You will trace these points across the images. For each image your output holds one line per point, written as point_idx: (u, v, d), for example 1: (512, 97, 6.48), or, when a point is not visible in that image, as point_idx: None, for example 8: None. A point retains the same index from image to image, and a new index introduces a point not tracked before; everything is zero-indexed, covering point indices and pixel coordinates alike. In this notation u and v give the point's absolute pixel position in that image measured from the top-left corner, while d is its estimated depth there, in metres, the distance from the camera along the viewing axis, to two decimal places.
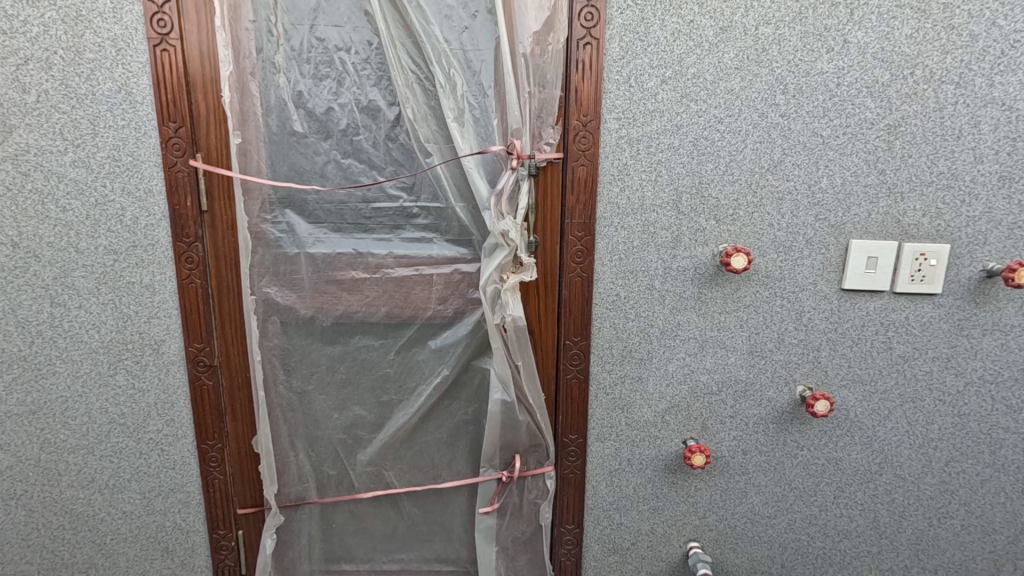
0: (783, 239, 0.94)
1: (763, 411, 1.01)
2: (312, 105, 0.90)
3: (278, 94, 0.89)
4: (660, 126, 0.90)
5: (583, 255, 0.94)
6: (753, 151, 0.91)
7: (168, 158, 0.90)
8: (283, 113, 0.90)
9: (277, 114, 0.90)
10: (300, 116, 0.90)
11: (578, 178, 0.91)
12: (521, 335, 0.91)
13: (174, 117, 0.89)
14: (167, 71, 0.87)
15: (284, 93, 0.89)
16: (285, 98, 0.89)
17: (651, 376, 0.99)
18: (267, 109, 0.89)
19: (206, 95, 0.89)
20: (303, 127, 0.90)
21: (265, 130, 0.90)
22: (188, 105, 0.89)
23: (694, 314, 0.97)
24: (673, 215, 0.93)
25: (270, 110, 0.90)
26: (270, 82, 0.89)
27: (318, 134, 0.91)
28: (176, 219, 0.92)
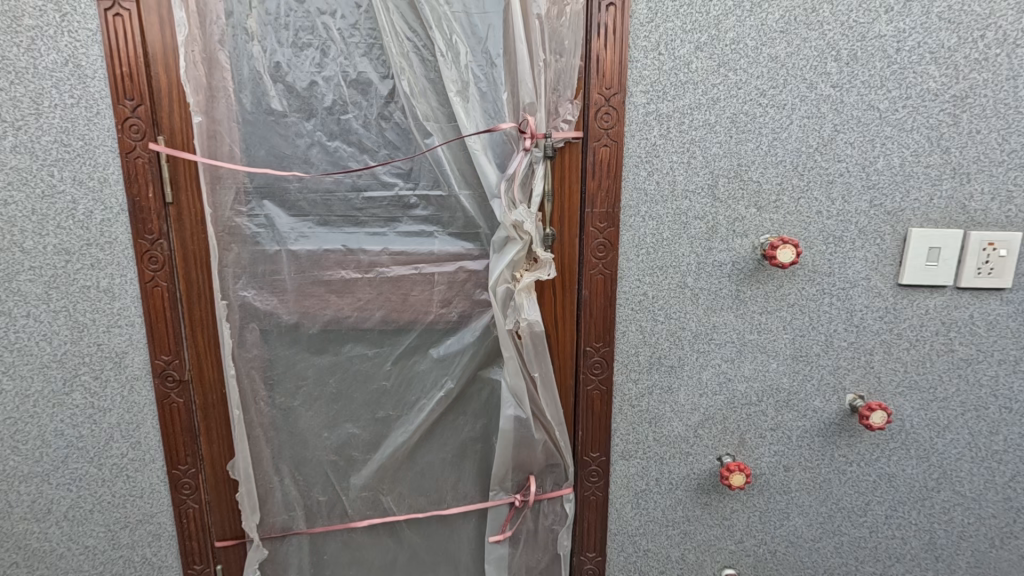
0: (833, 228, 0.82)
1: (808, 423, 0.89)
2: (292, 78, 0.77)
3: (252, 65, 0.76)
4: (694, 101, 0.79)
5: (606, 249, 0.82)
6: (800, 128, 0.79)
7: (125, 142, 0.78)
8: (258, 87, 0.77)
9: (251, 88, 0.77)
10: (278, 92, 0.78)
11: (600, 161, 0.79)
12: (537, 341, 0.79)
13: (132, 95, 0.77)
14: (121, 40, 0.75)
15: (258, 64, 0.76)
16: (260, 70, 0.77)
17: (682, 386, 0.88)
18: (239, 83, 0.77)
19: (168, 67, 0.76)
20: (282, 104, 0.78)
21: (238, 109, 0.78)
22: (147, 80, 0.76)
23: (732, 315, 0.85)
24: (709, 203, 0.82)
25: (242, 84, 0.77)
26: (242, 51, 0.76)
27: (299, 113, 0.79)
28: (137, 212, 0.80)
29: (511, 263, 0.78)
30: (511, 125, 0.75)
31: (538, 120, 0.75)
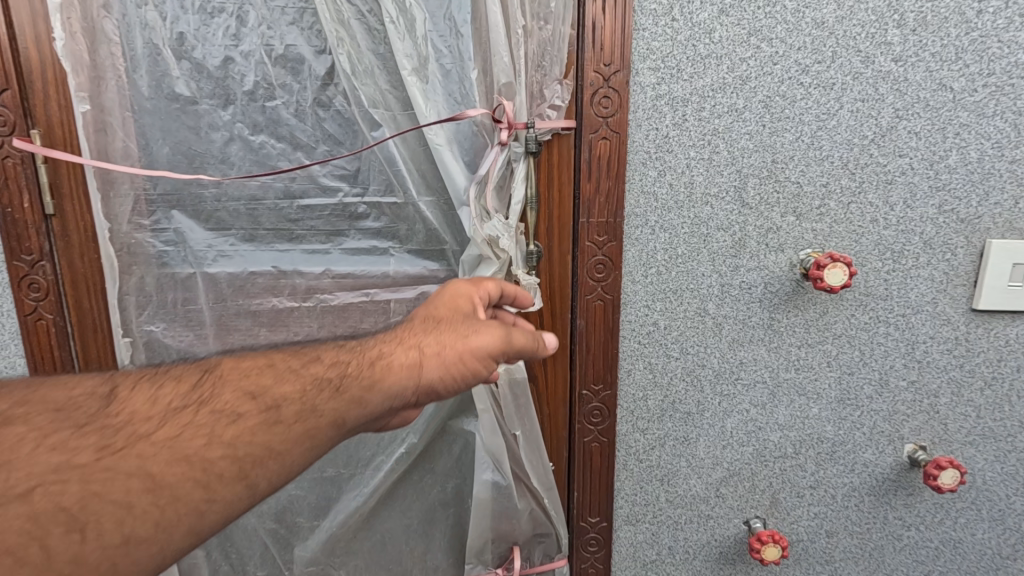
0: (890, 241, 0.65)
1: (857, 479, 0.72)
2: (199, 54, 0.60)
3: (149, 38, 0.59)
4: (716, 80, 0.62)
5: (605, 269, 0.65)
6: (851, 114, 0.62)
7: None
8: (157, 66, 0.60)
9: (147, 67, 0.60)
10: (184, 72, 0.60)
11: (598, 158, 0.62)
12: (517, 388, 0.63)
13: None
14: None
15: (156, 34, 0.59)
16: (158, 44, 0.59)
17: (701, 436, 0.71)
18: (132, 61, 0.60)
19: (38, 39, 0.59)
20: (190, 87, 0.61)
21: (133, 93, 0.60)
22: (9, 55, 0.58)
23: (763, 349, 0.69)
24: (735, 210, 0.65)
25: (136, 62, 0.60)
26: (134, 18, 0.59)
27: (212, 98, 0.61)
28: (7, 227, 0.62)
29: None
30: (482, 111, 0.58)
31: (517, 105, 0.58)
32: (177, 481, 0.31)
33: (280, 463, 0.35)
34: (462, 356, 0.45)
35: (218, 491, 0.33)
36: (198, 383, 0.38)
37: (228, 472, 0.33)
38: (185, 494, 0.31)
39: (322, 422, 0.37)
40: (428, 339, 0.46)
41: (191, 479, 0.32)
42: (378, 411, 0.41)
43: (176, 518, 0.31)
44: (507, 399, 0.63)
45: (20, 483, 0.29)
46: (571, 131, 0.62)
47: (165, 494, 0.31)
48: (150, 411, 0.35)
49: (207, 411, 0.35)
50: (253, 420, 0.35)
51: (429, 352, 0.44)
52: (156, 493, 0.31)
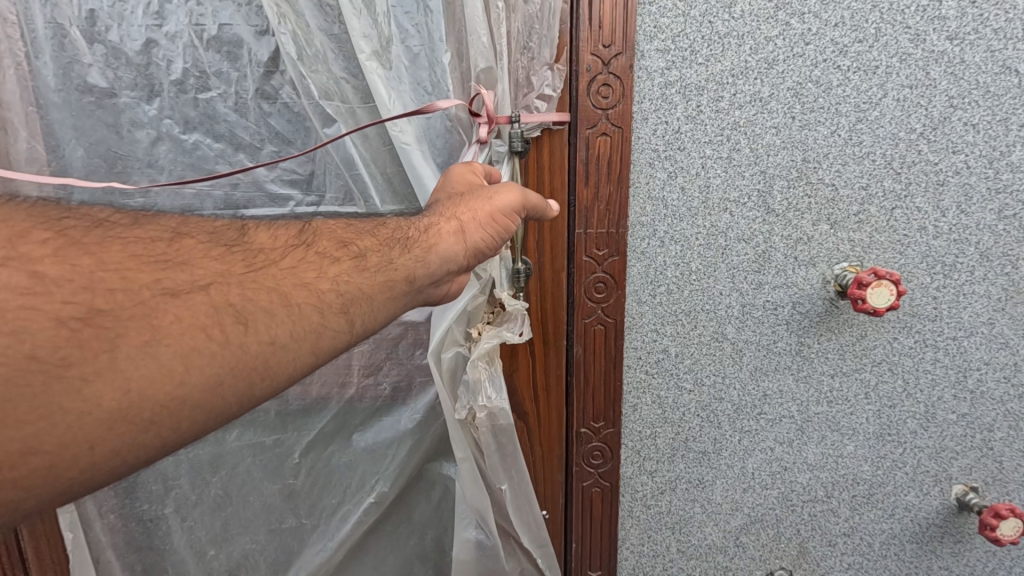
0: (940, 252, 0.56)
1: (897, 526, 0.63)
2: (113, 35, 0.49)
3: (50, 15, 0.48)
4: (737, 64, 0.52)
5: (606, 288, 0.55)
6: (897, 103, 0.52)
7: None
8: (61, 51, 0.49)
9: (49, 52, 0.49)
10: (96, 57, 0.50)
11: (597, 158, 0.52)
12: (502, 432, 0.53)
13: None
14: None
15: (58, 11, 0.48)
16: (60, 23, 0.49)
17: (718, 478, 0.62)
18: (30, 45, 0.49)
19: None
20: (104, 76, 0.50)
21: (34, 84, 0.50)
22: None
23: (790, 378, 0.59)
24: (759, 217, 0.55)
25: (35, 45, 0.49)
26: None
27: (132, 90, 0.51)
28: None
29: (463, 315, 0.51)
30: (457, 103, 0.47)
31: (500, 95, 0.48)
32: (298, 305, 0.31)
33: (372, 307, 0.35)
34: (490, 216, 0.42)
35: (334, 320, 0.32)
36: (303, 231, 0.36)
37: (334, 306, 0.33)
38: (302, 317, 0.31)
39: (395, 275, 0.37)
40: (460, 202, 0.42)
41: (309, 308, 0.31)
42: (440, 273, 0.40)
43: (304, 334, 0.30)
44: (491, 445, 0.53)
45: (185, 279, 0.28)
46: (565, 125, 0.51)
47: (289, 312, 0.30)
48: (265, 245, 0.33)
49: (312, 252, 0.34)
50: (339, 264, 0.34)
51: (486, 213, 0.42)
52: (288, 310, 0.30)
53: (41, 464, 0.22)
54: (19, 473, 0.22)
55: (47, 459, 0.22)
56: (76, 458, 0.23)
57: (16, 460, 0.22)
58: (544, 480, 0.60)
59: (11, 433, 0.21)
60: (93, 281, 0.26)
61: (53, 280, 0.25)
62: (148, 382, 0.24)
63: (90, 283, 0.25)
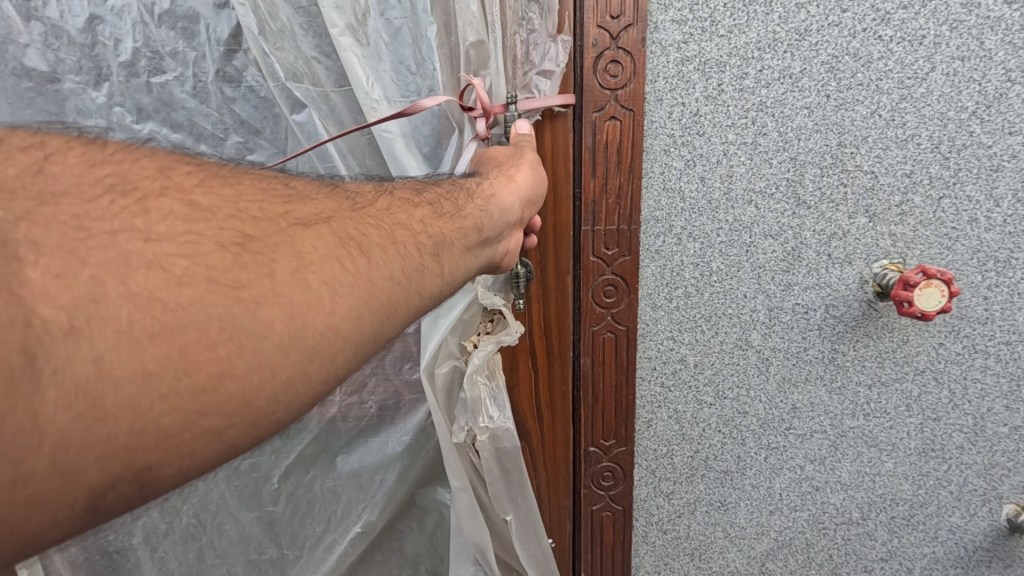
0: (993, 247, 0.49)
1: (939, 549, 0.57)
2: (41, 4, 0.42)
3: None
4: (764, 35, 0.45)
5: (616, 292, 0.49)
6: (947, 77, 0.46)
7: None
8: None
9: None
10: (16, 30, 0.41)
11: (605, 146, 0.46)
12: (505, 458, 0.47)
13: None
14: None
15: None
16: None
17: (742, 500, 0.56)
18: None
19: None
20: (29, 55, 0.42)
21: None
22: None
23: (822, 390, 0.53)
24: (788, 210, 0.49)
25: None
26: None
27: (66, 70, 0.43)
28: None
29: (459, 326, 0.45)
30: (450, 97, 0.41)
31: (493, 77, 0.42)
32: (404, 243, 0.27)
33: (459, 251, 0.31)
34: (532, 168, 0.40)
35: (441, 256, 0.29)
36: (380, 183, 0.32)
37: (428, 246, 0.29)
38: (410, 255, 0.27)
39: (476, 221, 0.33)
40: (500, 159, 0.39)
41: (419, 242, 0.28)
42: (504, 226, 0.36)
43: (411, 271, 0.27)
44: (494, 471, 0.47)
45: (312, 210, 0.25)
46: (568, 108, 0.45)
47: (398, 250, 0.27)
48: (351, 187, 0.30)
49: (400, 191, 0.32)
50: (424, 208, 0.31)
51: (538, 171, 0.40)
52: (397, 248, 0.27)
53: (229, 385, 0.19)
54: (214, 401, 0.19)
55: (237, 386, 0.19)
56: (253, 395, 0.20)
57: (206, 390, 0.19)
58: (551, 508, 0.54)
59: (203, 356, 0.19)
60: (235, 208, 0.22)
61: (202, 207, 0.22)
62: (307, 310, 0.21)
63: (235, 209, 0.22)
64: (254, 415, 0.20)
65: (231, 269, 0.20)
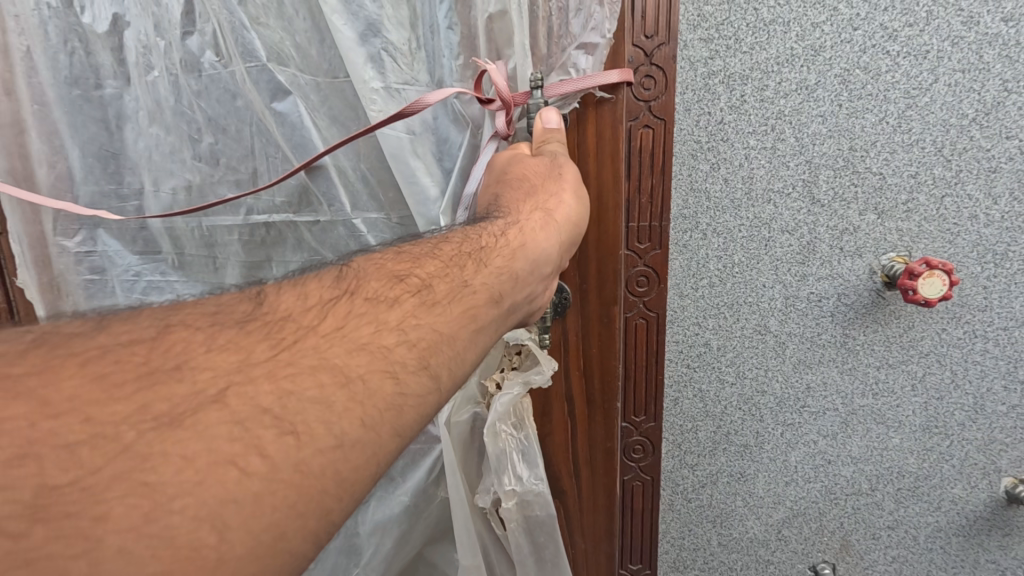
0: (991, 240, 0.54)
1: (942, 519, 0.62)
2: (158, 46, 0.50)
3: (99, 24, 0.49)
4: (782, 51, 0.51)
5: (648, 282, 0.55)
6: (948, 87, 0.51)
7: None
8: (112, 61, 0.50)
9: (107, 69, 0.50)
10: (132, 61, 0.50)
11: (639, 151, 0.51)
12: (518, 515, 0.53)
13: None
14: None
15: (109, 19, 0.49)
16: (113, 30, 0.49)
17: (761, 471, 0.61)
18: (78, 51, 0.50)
19: None
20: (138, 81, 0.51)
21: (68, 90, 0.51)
22: None
23: (834, 371, 0.58)
24: (804, 209, 0.54)
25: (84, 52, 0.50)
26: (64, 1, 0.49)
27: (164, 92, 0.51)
28: None
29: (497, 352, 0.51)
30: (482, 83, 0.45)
31: (516, 75, 0.47)
32: (369, 375, 0.27)
33: (449, 350, 0.31)
34: (576, 193, 0.45)
35: (441, 350, 0.31)
36: (342, 278, 0.32)
37: (410, 362, 0.29)
38: (378, 391, 0.27)
39: (479, 298, 0.34)
40: (489, 234, 0.38)
41: (408, 346, 0.29)
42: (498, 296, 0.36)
43: (383, 410, 0.27)
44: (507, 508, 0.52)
45: (244, 371, 0.24)
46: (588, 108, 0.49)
47: (358, 390, 0.26)
48: (319, 293, 0.30)
49: (385, 274, 0.32)
50: (407, 304, 0.31)
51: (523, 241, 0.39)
52: (363, 386, 0.26)
53: (231, 563, 0.20)
54: None
55: None
56: None
57: None
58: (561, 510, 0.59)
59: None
60: (161, 397, 0.22)
61: (117, 409, 0.21)
62: (266, 505, 0.22)
63: (161, 404, 0.22)
64: (273, 569, 0.22)
65: (203, 452, 0.21)
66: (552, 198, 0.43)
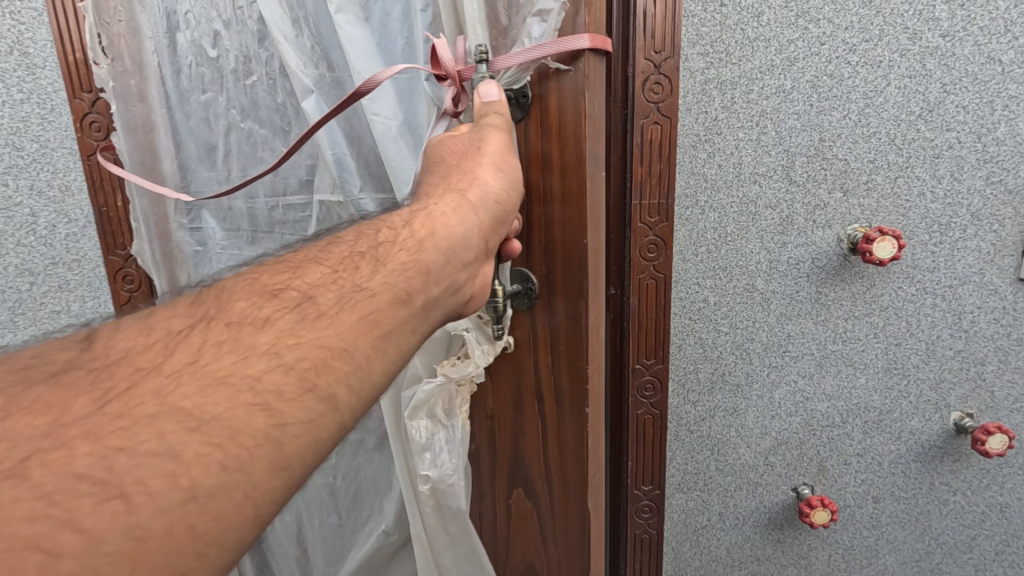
0: (937, 214, 0.67)
1: (903, 448, 0.75)
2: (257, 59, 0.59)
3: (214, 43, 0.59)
4: (765, 62, 0.64)
5: (657, 249, 0.68)
6: (898, 90, 0.64)
7: (86, 144, 0.66)
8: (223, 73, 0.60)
9: (217, 78, 0.61)
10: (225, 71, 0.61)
11: (650, 142, 0.65)
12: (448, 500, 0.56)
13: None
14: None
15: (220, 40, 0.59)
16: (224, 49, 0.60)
17: (750, 406, 0.74)
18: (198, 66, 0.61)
19: None
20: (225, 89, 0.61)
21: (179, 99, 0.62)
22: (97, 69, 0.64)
23: (810, 322, 0.71)
24: (784, 188, 0.67)
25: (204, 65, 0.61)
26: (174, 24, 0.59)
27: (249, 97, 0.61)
28: (105, 224, 0.69)
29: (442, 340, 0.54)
30: (427, 68, 0.46)
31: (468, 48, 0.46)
32: (230, 408, 0.26)
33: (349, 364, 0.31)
34: (496, 168, 0.44)
35: (332, 366, 0.30)
36: (203, 303, 0.32)
37: (290, 389, 0.28)
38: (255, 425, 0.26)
39: (381, 300, 0.34)
40: (410, 228, 0.40)
41: (284, 370, 0.29)
42: (398, 281, 0.36)
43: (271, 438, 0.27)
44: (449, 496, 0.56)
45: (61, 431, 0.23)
46: (535, 78, 0.46)
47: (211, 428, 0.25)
48: (174, 324, 0.30)
49: (256, 292, 0.33)
50: (286, 316, 0.31)
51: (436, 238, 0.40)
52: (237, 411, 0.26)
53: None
54: None
55: None
56: None
57: None
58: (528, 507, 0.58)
59: None
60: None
61: None
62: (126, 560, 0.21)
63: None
64: None
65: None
66: (467, 175, 0.43)
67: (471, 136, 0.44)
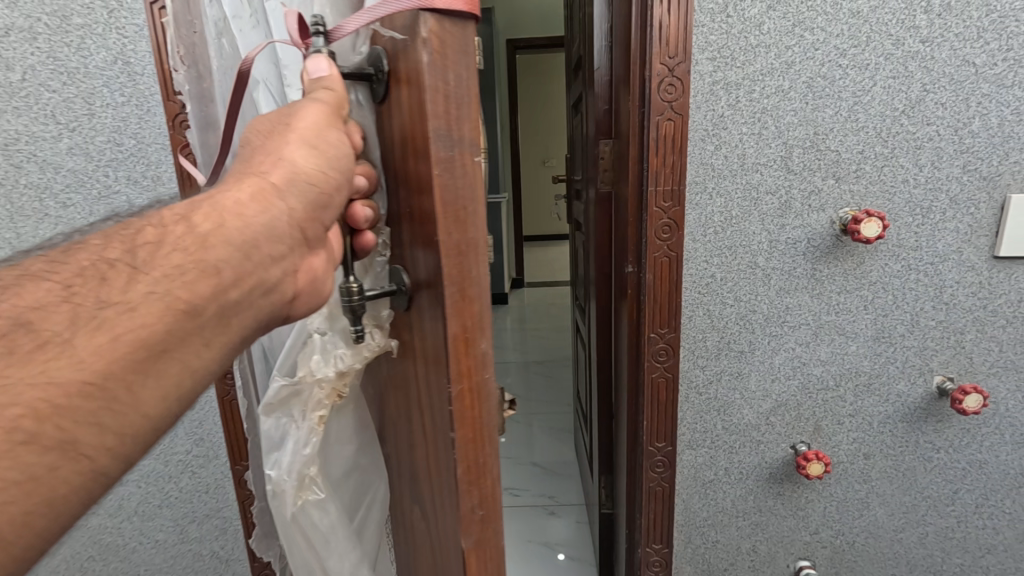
0: (920, 198, 0.76)
1: (891, 409, 0.84)
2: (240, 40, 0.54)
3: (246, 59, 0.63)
4: (766, 66, 0.73)
5: (670, 230, 0.78)
6: (884, 89, 0.73)
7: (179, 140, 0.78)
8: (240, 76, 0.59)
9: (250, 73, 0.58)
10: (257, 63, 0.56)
11: (664, 136, 0.75)
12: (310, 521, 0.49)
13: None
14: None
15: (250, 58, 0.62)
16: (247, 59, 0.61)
17: (753, 371, 0.84)
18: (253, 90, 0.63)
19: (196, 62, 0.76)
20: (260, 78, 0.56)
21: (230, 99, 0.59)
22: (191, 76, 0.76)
23: (806, 296, 0.80)
24: (783, 176, 0.76)
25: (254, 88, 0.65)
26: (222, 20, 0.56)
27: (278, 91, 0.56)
28: None
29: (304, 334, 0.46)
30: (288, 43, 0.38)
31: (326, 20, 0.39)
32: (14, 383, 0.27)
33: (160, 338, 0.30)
34: (317, 148, 0.36)
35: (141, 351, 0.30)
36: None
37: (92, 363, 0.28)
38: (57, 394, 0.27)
39: (172, 298, 0.31)
40: (195, 207, 0.34)
41: (68, 361, 0.28)
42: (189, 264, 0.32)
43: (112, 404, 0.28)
44: (346, 499, 0.53)
45: None
46: (389, 50, 0.34)
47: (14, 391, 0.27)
48: None
49: (38, 275, 0.31)
50: (65, 305, 0.30)
51: (225, 227, 0.33)
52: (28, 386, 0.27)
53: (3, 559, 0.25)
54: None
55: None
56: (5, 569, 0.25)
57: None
58: (419, 520, 0.48)
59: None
60: None
61: None
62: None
63: None
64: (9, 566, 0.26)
65: None
66: (271, 155, 0.37)
67: (285, 110, 0.38)
